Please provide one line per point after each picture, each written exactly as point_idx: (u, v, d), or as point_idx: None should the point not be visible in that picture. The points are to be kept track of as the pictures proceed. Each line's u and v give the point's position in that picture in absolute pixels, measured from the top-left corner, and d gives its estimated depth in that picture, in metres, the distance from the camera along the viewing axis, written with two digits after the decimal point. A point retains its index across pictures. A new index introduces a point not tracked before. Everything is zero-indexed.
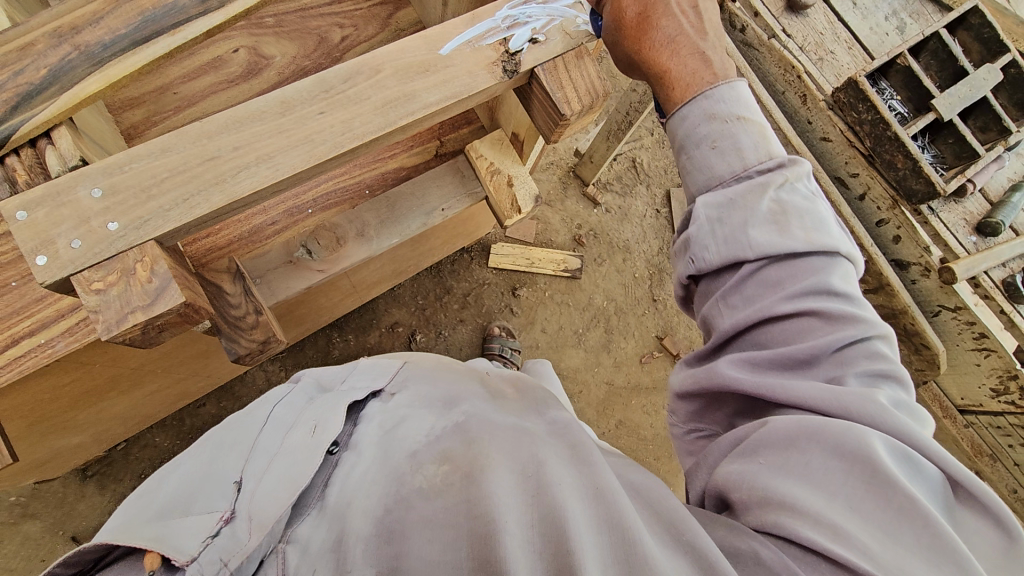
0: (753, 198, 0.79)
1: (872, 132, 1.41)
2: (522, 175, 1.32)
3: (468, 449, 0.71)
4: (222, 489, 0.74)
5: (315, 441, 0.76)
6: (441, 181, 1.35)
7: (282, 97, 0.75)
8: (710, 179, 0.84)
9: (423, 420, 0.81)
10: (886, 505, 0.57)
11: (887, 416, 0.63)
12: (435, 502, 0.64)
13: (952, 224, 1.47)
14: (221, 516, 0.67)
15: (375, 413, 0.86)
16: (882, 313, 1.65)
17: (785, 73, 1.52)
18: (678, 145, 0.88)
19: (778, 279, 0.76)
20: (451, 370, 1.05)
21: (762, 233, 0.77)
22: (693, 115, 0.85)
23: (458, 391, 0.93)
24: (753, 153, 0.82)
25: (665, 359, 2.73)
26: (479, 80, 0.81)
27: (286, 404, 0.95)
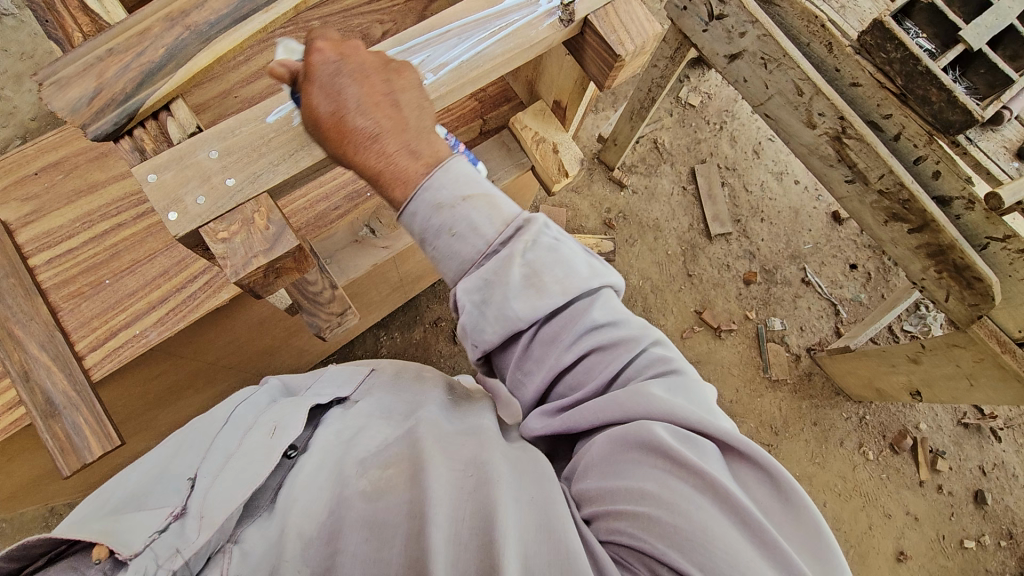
0: (504, 271, 0.74)
1: (903, 70, 1.45)
2: (566, 141, 1.37)
3: (415, 446, 0.85)
4: (173, 485, 0.88)
5: (274, 443, 0.89)
6: (489, 155, 1.42)
7: (369, 60, 0.82)
8: (462, 264, 0.77)
9: (379, 429, 0.95)
10: (682, 479, 0.68)
11: (670, 405, 0.73)
12: (386, 498, 0.77)
13: (992, 152, 1.48)
14: (171, 513, 0.79)
15: (334, 419, 1.02)
16: (929, 251, 1.66)
17: (808, 24, 1.58)
18: (418, 237, 0.77)
19: (553, 334, 0.77)
20: (410, 377, 1.20)
21: (523, 301, 0.74)
22: (421, 209, 0.75)
23: (410, 406, 1.04)
24: (490, 226, 0.75)
25: (707, 332, 2.75)
26: (541, 29, 0.87)
27: (249, 404, 1.11)
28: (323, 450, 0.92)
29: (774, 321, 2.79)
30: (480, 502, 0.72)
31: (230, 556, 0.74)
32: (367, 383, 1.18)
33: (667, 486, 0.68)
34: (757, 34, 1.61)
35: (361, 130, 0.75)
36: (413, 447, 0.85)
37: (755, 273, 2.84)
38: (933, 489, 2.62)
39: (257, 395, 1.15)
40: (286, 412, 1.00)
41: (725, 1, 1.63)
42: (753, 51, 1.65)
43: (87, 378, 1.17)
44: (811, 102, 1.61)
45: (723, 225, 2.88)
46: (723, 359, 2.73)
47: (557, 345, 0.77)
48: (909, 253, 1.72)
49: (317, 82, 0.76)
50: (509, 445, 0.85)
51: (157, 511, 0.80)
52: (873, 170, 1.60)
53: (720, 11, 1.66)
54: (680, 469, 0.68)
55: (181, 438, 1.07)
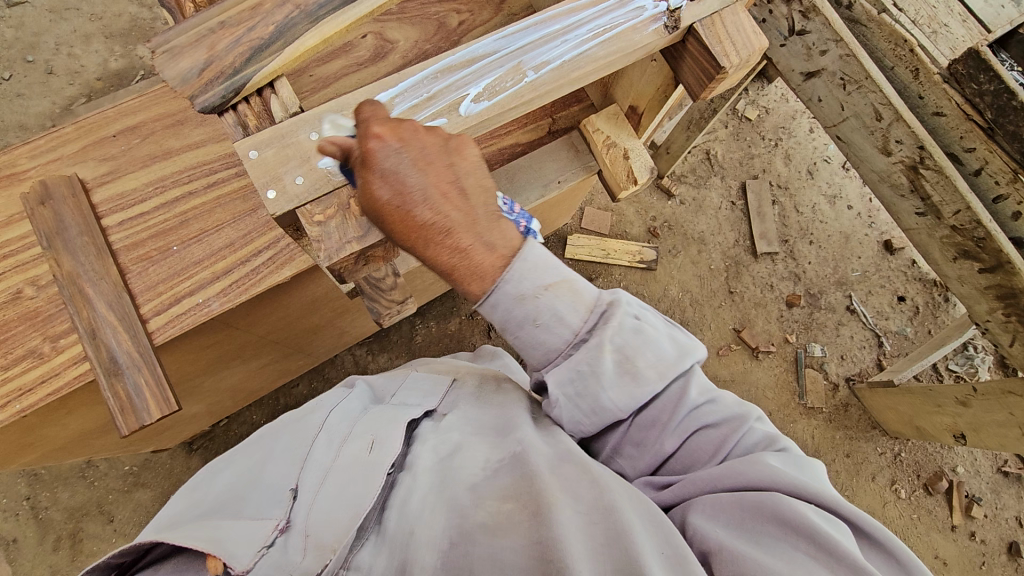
0: (597, 361, 0.86)
1: (994, 103, 1.42)
2: (637, 147, 1.35)
3: (523, 483, 0.93)
4: (280, 496, 0.99)
5: (376, 464, 1.00)
6: (557, 155, 1.39)
7: (470, 52, 0.82)
8: (548, 350, 0.87)
9: (477, 452, 1.04)
10: (827, 553, 0.78)
11: (803, 484, 0.86)
12: (499, 535, 0.86)
13: None
14: (275, 527, 0.90)
15: (428, 434, 1.12)
16: (998, 293, 1.59)
17: (895, 48, 1.52)
18: (499, 324, 0.86)
19: (656, 414, 0.97)
20: (489, 387, 1.30)
21: (617, 389, 0.87)
22: (502, 300, 0.82)
23: (501, 425, 1.13)
24: (574, 316, 0.86)
25: (743, 352, 2.70)
26: (645, 34, 0.85)
27: (340, 415, 1.21)
28: (420, 470, 1.02)
29: (814, 347, 2.73)
30: (617, 553, 0.79)
31: None
32: (452, 394, 1.28)
33: (810, 548, 0.79)
34: (839, 54, 1.56)
35: (429, 224, 0.78)
36: (524, 488, 0.92)
37: (799, 296, 2.78)
38: (964, 535, 2.55)
39: (349, 404, 1.27)
40: (381, 428, 1.11)
41: (809, 16, 1.57)
42: (832, 71, 1.60)
43: (150, 341, 1.19)
44: (890, 128, 1.56)
45: (771, 244, 2.82)
46: (758, 380, 2.67)
47: (663, 427, 0.97)
48: (976, 293, 1.66)
49: (375, 170, 0.75)
50: (624, 491, 0.92)
51: (263, 521, 0.91)
52: (948, 204, 1.55)
53: (802, 26, 1.60)
54: (820, 538, 0.79)
55: (269, 449, 1.17)
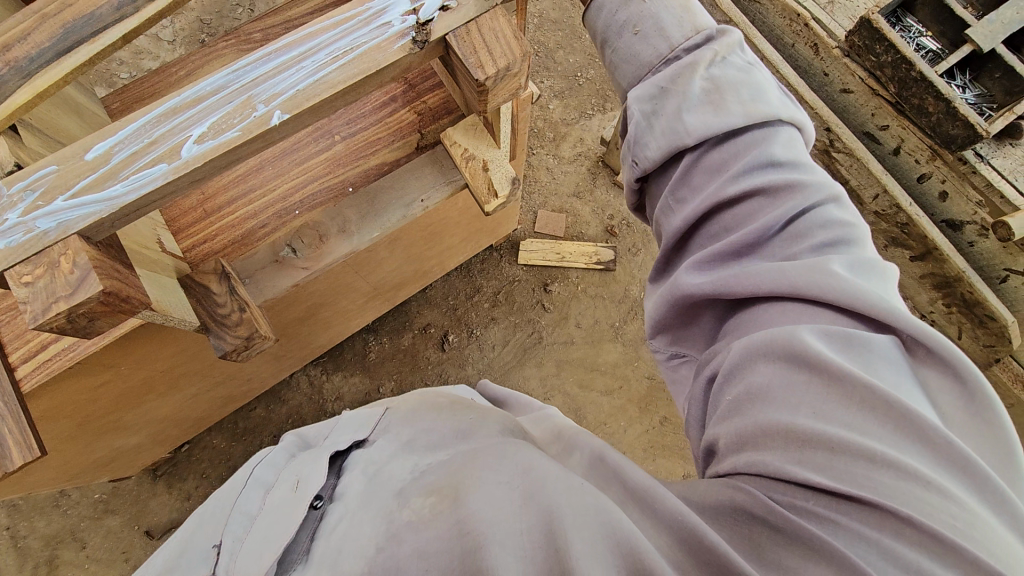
0: (684, 81, 0.90)
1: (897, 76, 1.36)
2: (498, 157, 1.29)
3: (448, 477, 0.73)
4: (204, 555, 0.87)
5: (299, 500, 0.87)
6: (420, 172, 1.36)
7: (197, 93, 0.78)
8: (638, 67, 0.96)
9: (402, 465, 0.89)
10: (845, 395, 0.66)
11: (856, 290, 0.72)
12: (420, 531, 0.64)
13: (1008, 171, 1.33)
14: None
15: (356, 461, 0.97)
16: (933, 282, 1.46)
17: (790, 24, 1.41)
18: (600, 36, 1.00)
19: (719, 162, 0.86)
20: (427, 406, 1.14)
21: (697, 116, 0.87)
22: (610, 4, 0.97)
23: (431, 440, 0.97)
24: (676, 31, 0.93)
25: None
26: (389, 55, 0.79)
27: (266, 463, 1.08)
28: (350, 495, 0.87)
29: None
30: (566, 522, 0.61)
31: None
32: (385, 421, 1.12)
33: (819, 378, 0.68)
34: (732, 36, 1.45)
35: None
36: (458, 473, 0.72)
37: None
38: None
39: (276, 452, 1.13)
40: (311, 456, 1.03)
41: None
42: None
43: (17, 389, 1.22)
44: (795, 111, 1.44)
45: None
46: None
47: (724, 169, 0.85)
48: (913, 283, 1.53)
49: None
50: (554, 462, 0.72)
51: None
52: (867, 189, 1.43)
53: None
54: (834, 375, 0.67)
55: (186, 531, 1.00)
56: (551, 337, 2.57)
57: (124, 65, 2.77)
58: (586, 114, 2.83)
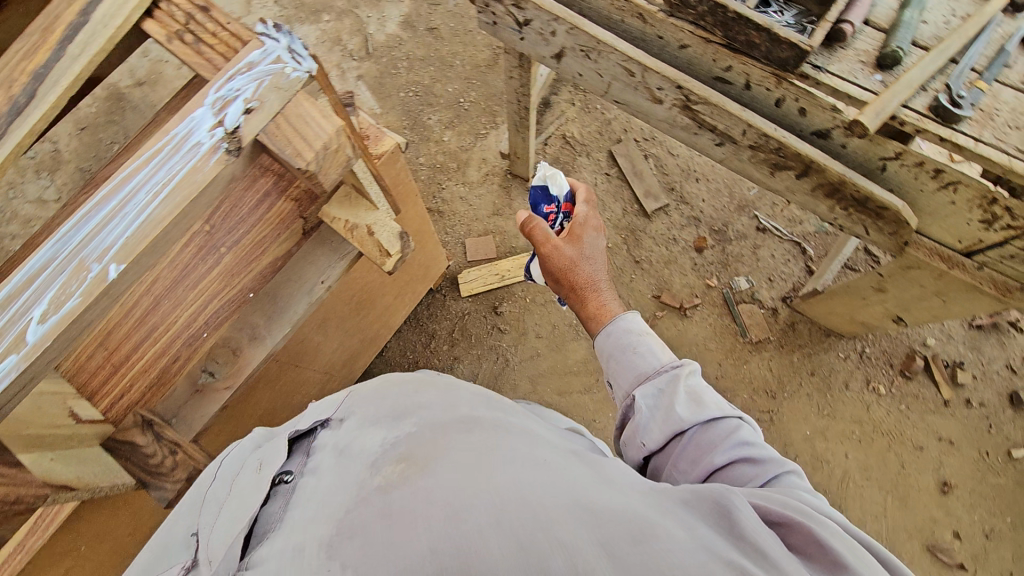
0: (674, 387, 1.24)
1: (717, 20, 1.31)
2: (381, 218, 1.30)
3: (422, 462, 0.93)
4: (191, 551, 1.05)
5: (262, 478, 1.10)
6: (312, 257, 1.34)
7: (27, 273, 0.76)
8: (637, 371, 1.32)
9: (360, 454, 1.05)
10: (782, 502, 0.91)
11: (810, 507, 0.96)
12: (394, 499, 0.84)
13: (850, 72, 1.33)
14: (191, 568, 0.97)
15: (327, 437, 1.21)
16: (825, 191, 1.49)
17: (612, 3, 1.45)
18: (606, 353, 1.41)
19: (711, 443, 1.14)
20: (394, 381, 1.39)
21: (685, 410, 1.19)
22: (615, 332, 1.41)
23: (400, 418, 1.17)
24: (659, 357, 1.32)
25: (673, 314, 2.60)
26: (208, 172, 0.79)
27: (230, 459, 1.29)
28: (322, 469, 1.07)
29: (739, 280, 2.63)
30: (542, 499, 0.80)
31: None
32: (350, 401, 1.35)
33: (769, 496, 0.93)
34: (566, 30, 1.49)
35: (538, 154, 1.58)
36: (418, 450, 0.98)
37: (706, 238, 2.69)
38: (959, 405, 2.44)
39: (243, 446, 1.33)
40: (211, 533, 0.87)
41: (522, 7, 1.51)
42: (571, 46, 1.53)
43: None
44: (646, 79, 1.48)
45: (657, 199, 2.73)
46: (696, 336, 2.57)
47: (715, 447, 1.13)
48: (809, 198, 1.54)
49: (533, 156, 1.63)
50: (565, 472, 0.90)
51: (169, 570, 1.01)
52: (734, 128, 1.46)
53: (523, 17, 1.54)
54: (779, 498, 0.92)
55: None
56: (518, 356, 2.56)
57: (16, 236, 2.69)
58: (481, 134, 2.87)
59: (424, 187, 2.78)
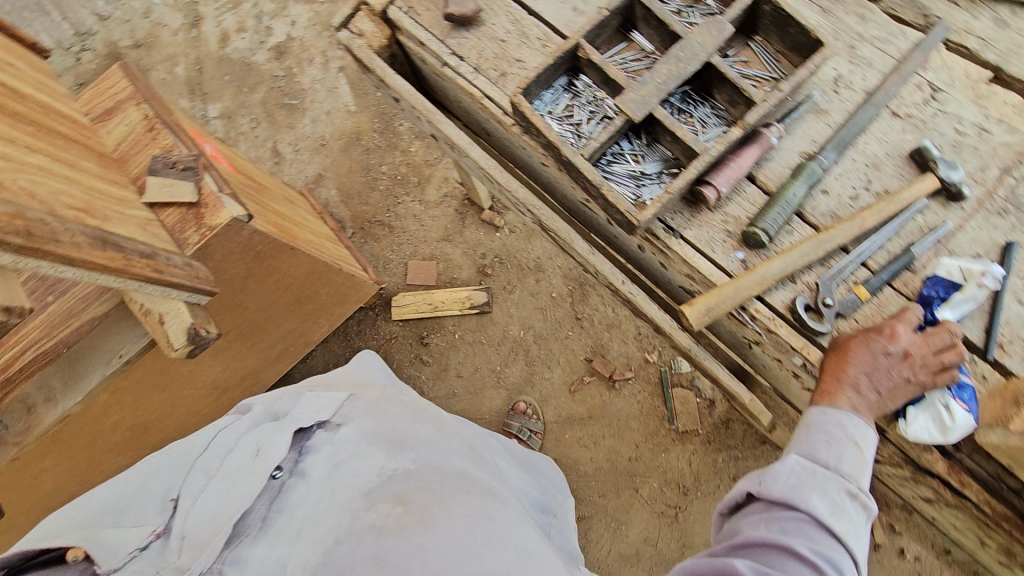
0: (830, 482, 0.93)
1: (556, 157, 1.11)
2: (174, 308, 1.25)
3: (412, 495, 1.12)
4: (154, 510, 1.14)
5: (254, 467, 1.12)
6: (118, 327, 1.32)
7: None
8: (809, 454, 0.96)
9: (362, 462, 1.16)
10: None
11: None
12: (382, 537, 1.04)
13: (707, 242, 1.10)
14: (152, 533, 1.09)
15: (322, 443, 1.21)
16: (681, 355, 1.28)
17: (473, 101, 1.26)
18: (801, 429, 1.01)
19: (812, 536, 0.89)
20: (383, 396, 1.37)
21: (823, 501, 0.91)
22: (828, 421, 0.97)
23: (392, 438, 1.24)
24: (849, 468, 0.94)
25: (600, 383, 2.43)
26: None
27: (226, 431, 1.28)
28: (311, 476, 1.14)
29: (681, 361, 2.41)
30: None
31: None
32: (347, 405, 1.31)
33: None
34: (427, 120, 1.33)
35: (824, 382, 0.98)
36: (411, 493, 1.12)
37: None
38: None
39: (240, 422, 1.31)
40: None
41: (385, 85, 1.35)
42: (437, 135, 1.37)
43: None
44: (502, 190, 1.31)
45: None
46: (620, 412, 2.39)
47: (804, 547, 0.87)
48: None
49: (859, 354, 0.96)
50: (501, 546, 1.09)
51: (140, 529, 1.10)
52: (586, 265, 1.26)
53: (391, 94, 1.38)
54: None
55: (53, 525, 1.15)
56: (432, 393, 2.50)
57: None
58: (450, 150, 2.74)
59: (381, 199, 2.71)
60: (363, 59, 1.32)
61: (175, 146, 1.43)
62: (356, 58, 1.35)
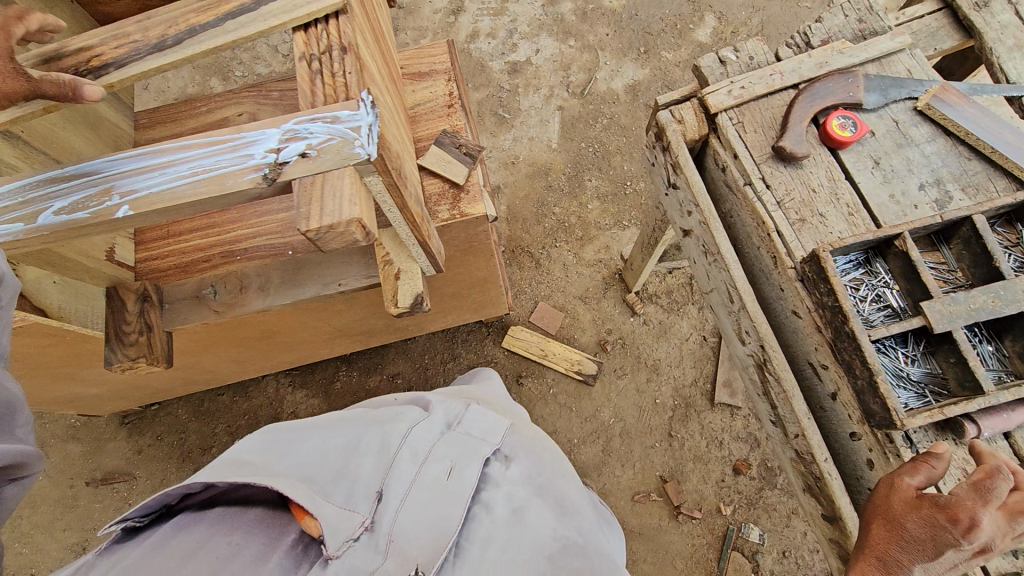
0: None
1: (832, 322, 1.13)
2: (412, 271, 1.31)
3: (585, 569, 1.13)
4: (365, 494, 1.12)
5: (455, 490, 1.17)
6: (349, 258, 1.40)
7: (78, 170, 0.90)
8: None
9: (539, 513, 1.21)
10: None
11: None
12: None
13: (941, 471, 1.08)
14: (362, 524, 1.05)
15: (499, 476, 1.26)
16: (838, 552, 1.25)
17: (758, 228, 1.30)
18: None
19: None
20: (536, 444, 1.47)
21: None
22: None
23: (553, 497, 1.30)
24: None
25: (663, 506, 2.39)
26: (235, 179, 0.86)
27: (419, 429, 1.28)
28: (494, 507, 1.18)
29: (750, 528, 2.33)
30: None
31: None
32: (511, 439, 1.40)
33: None
34: (700, 220, 1.38)
35: None
36: (585, 569, 1.14)
37: (750, 465, 2.41)
38: None
39: (428, 421, 1.32)
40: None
41: (677, 172, 1.41)
42: (698, 236, 1.42)
43: None
44: (739, 315, 1.33)
45: (731, 394, 2.48)
46: (670, 544, 2.34)
47: None
48: (823, 542, 1.31)
49: None
50: None
51: (353, 515, 1.06)
52: (790, 423, 1.27)
53: (674, 180, 1.44)
54: None
55: (259, 463, 1.18)
56: None
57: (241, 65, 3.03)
58: (622, 224, 2.80)
59: (541, 235, 2.79)
60: (672, 142, 1.39)
61: (463, 130, 1.53)
62: (664, 136, 1.42)
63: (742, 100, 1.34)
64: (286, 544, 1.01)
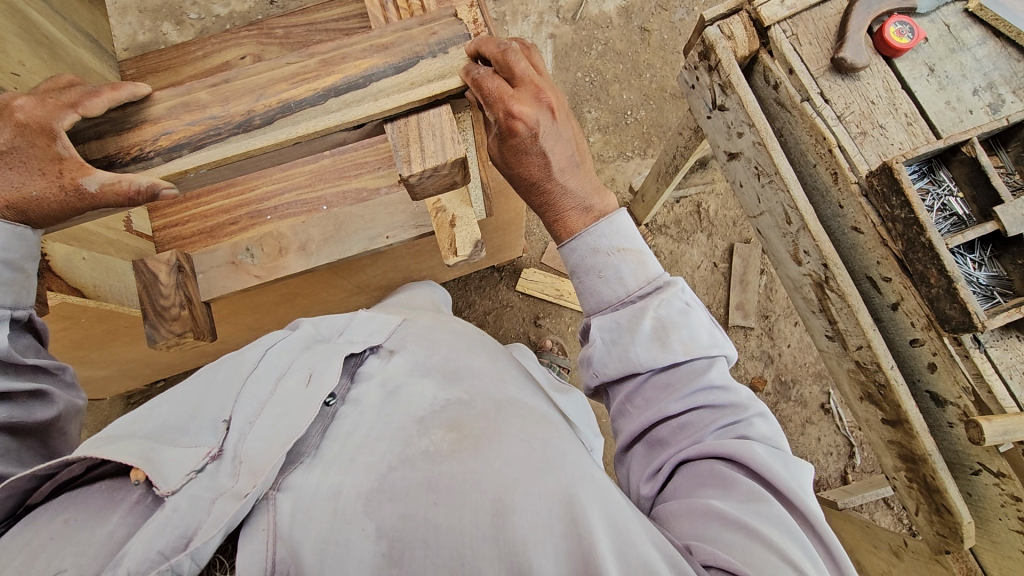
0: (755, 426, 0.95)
1: (904, 234, 1.16)
2: (467, 216, 1.22)
3: (475, 420, 0.86)
4: (211, 425, 0.86)
5: (312, 393, 0.89)
6: (393, 209, 1.33)
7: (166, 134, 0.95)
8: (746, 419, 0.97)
9: (424, 388, 0.94)
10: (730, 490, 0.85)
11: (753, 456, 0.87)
12: (446, 462, 0.78)
13: (1007, 367, 1.15)
14: (208, 454, 0.80)
15: (374, 369, 1.01)
16: (899, 452, 1.33)
17: (816, 144, 1.28)
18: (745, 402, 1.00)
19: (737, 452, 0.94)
20: (445, 330, 1.21)
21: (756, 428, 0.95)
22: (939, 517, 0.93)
23: (455, 370, 1.03)
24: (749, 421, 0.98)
25: None
26: None
27: (276, 350, 1.03)
28: (366, 404, 0.92)
29: None
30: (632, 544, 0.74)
31: (274, 505, 0.74)
32: (400, 331, 1.15)
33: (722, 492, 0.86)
34: (753, 140, 1.33)
35: None
36: (469, 417, 0.87)
37: (766, 381, 2.51)
38: None
39: (289, 340, 1.07)
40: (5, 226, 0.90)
41: (726, 91, 1.36)
42: (748, 157, 1.38)
43: None
44: (798, 236, 1.33)
45: (745, 317, 2.55)
46: None
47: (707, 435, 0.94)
48: (880, 443, 1.39)
49: None
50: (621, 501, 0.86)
51: (195, 450, 0.81)
52: (852, 336, 1.30)
53: (722, 101, 1.39)
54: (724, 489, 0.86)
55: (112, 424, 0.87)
56: None
57: (196, 6, 2.67)
58: (625, 155, 2.77)
59: None
60: (722, 60, 1.33)
61: None
62: (711, 54, 1.35)
63: (795, 11, 1.28)
64: (131, 500, 0.75)
